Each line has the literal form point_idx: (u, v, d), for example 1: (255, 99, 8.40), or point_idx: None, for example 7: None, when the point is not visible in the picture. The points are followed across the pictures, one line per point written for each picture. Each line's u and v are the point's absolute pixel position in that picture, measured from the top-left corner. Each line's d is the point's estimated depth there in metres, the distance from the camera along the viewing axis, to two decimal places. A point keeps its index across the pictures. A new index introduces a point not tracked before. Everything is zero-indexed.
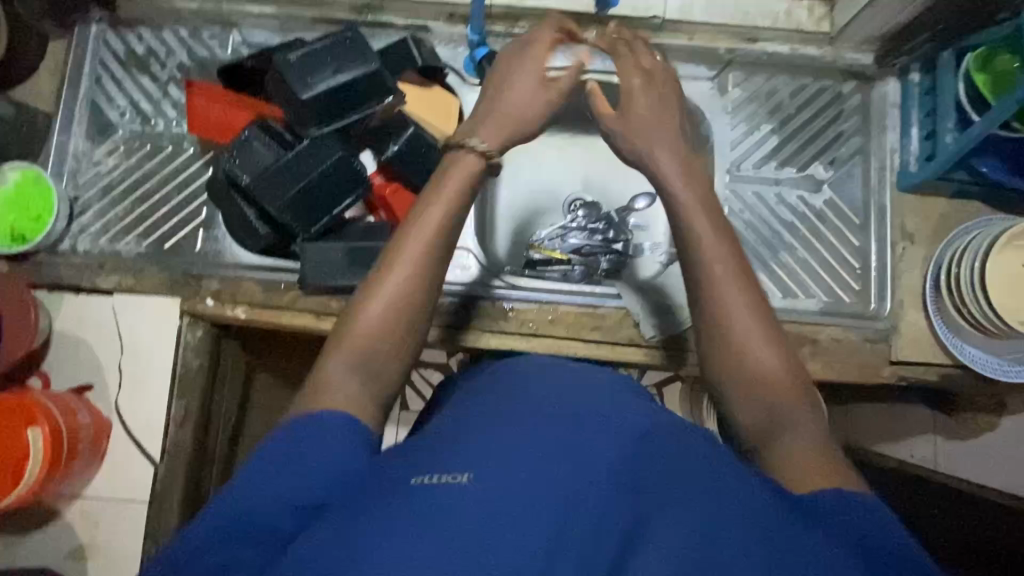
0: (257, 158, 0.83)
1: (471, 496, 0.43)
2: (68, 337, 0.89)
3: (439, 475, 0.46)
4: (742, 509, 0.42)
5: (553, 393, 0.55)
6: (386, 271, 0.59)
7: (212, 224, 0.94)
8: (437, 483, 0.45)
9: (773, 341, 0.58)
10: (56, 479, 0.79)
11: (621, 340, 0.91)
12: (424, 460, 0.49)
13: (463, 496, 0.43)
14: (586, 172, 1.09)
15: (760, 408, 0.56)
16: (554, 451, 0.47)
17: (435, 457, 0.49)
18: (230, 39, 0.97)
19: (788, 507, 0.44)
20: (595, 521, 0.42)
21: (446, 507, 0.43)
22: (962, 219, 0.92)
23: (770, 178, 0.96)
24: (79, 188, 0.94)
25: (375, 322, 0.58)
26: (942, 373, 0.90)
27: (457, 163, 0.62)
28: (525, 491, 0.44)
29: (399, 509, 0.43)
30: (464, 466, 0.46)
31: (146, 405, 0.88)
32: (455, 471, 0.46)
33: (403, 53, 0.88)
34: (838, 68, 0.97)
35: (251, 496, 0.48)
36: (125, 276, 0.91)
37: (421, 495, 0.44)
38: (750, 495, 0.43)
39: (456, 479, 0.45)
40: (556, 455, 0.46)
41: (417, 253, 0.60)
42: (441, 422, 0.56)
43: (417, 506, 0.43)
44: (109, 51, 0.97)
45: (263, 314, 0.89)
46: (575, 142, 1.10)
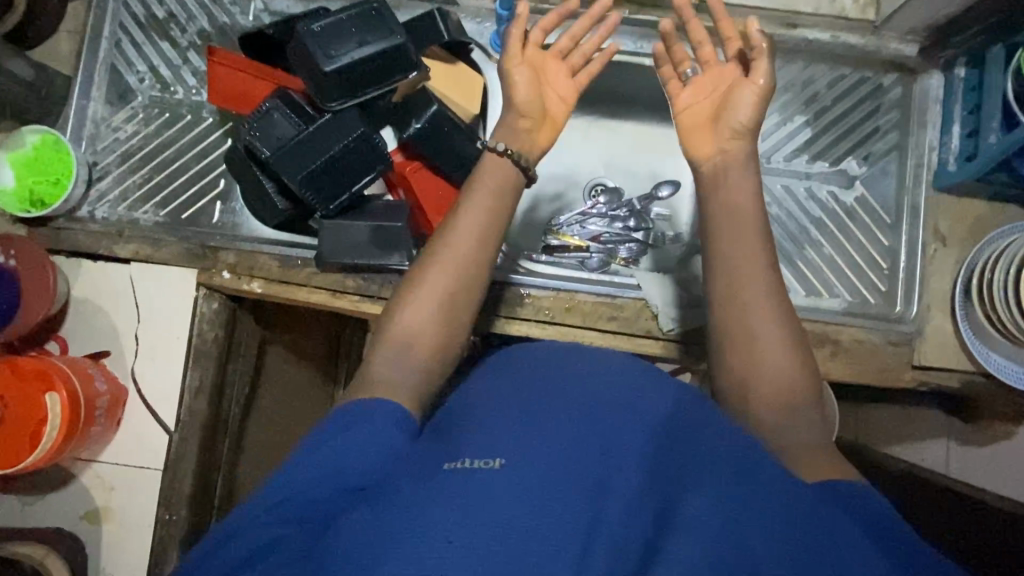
0: (277, 131, 0.81)
1: (504, 481, 0.44)
2: (85, 304, 0.89)
3: (471, 462, 0.46)
4: (777, 499, 0.43)
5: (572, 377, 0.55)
6: (429, 270, 0.62)
7: (230, 196, 0.94)
8: (471, 468, 0.45)
9: (784, 333, 0.59)
10: (72, 444, 0.80)
11: (637, 332, 0.89)
12: (456, 445, 0.49)
13: (497, 481, 0.44)
14: (609, 156, 1.07)
15: (772, 404, 0.56)
16: (583, 437, 0.47)
17: (467, 443, 0.49)
18: (253, 6, 0.95)
19: (821, 502, 0.44)
20: (633, 509, 0.42)
21: (481, 491, 0.43)
22: (998, 222, 0.89)
23: (801, 172, 0.93)
24: (98, 154, 0.94)
25: (418, 321, 0.60)
26: (964, 381, 0.88)
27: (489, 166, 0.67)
28: (559, 476, 0.44)
29: (435, 492, 0.43)
30: (495, 453, 0.47)
31: (162, 374, 0.88)
32: (486, 456, 0.46)
33: (429, 24, 0.84)
34: (880, 58, 0.92)
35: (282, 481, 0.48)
36: (143, 245, 0.91)
37: (456, 480, 0.44)
38: (783, 486, 0.44)
39: (488, 464, 0.45)
40: (585, 442, 0.47)
41: (458, 253, 0.62)
42: (464, 406, 0.57)
43: (453, 490, 0.43)
44: (129, 14, 0.95)
45: (279, 290, 0.89)
46: (599, 124, 1.07)
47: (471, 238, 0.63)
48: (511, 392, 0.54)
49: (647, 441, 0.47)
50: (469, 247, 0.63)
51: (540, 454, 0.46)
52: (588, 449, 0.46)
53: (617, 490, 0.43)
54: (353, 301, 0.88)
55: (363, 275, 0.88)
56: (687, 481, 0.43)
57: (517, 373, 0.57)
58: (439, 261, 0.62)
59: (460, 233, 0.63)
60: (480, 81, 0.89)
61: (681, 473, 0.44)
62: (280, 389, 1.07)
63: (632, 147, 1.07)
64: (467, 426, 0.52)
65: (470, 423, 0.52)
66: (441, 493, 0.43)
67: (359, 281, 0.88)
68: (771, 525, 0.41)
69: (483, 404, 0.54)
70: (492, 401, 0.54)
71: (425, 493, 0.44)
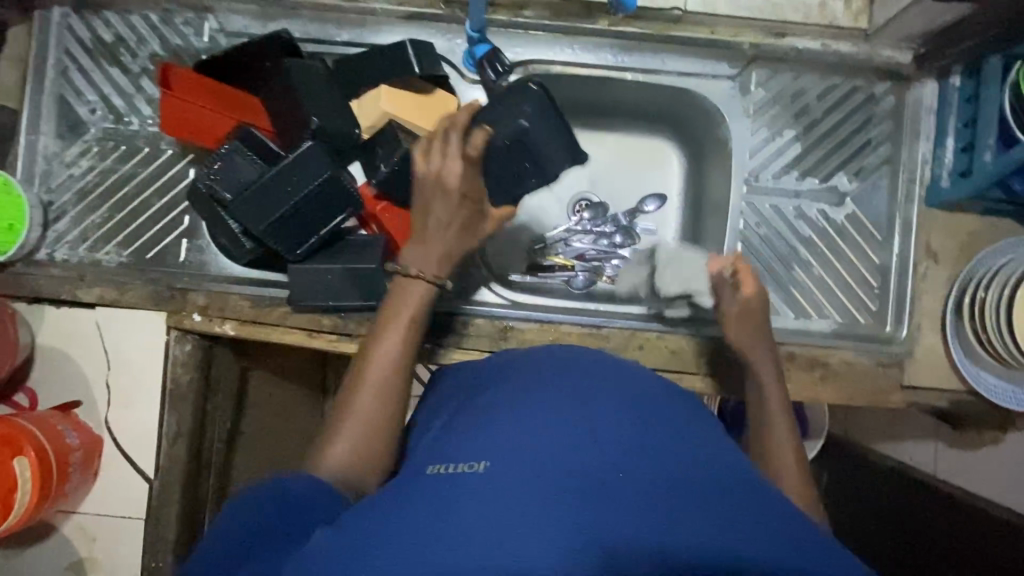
0: (240, 174, 0.81)
1: (486, 482, 0.46)
2: (48, 353, 0.85)
3: (456, 466, 0.50)
4: (754, 521, 0.45)
5: (573, 373, 0.58)
6: (357, 398, 0.66)
7: (196, 233, 0.89)
8: (456, 473, 0.49)
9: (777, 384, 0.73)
10: (48, 503, 0.77)
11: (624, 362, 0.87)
12: (447, 451, 0.53)
13: (475, 483, 0.47)
14: (594, 170, 1.01)
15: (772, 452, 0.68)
16: (566, 437, 0.49)
17: (458, 449, 0.52)
18: (206, 26, 0.89)
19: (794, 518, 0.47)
20: (611, 509, 0.44)
21: (463, 490, 0.46)
22: (989, 238, 0.87)
23: (790, 190, 0.90)
24: (53, 193, 0.89)
25: (353, 445, 0.63)
26: (954, 400, 0.87)
27: (406, 291, 0.72)
28: (537, 473, 0.46)
29: (422, 497, 0.47)
30: (480, 457, 0.49)
31: (135, 422, 0.85)
32: (472, 461, 0.49)
33: (400, 56, 0.81)
34: (872, 66, 0.88)
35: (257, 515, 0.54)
36: (107, 288, 0.87)
37: (443, 485, 0.48)
38: (763, 512, 0.46)
39: (473, 468, 0.48)
40: (568, 441, 0.48)
41: (375, 380, 0.67)
42: (469, 408, 0.60)
43: (432, 491, 0.47)
44: (75, 39, 0.89)
45: (252, 331, 0.86)
46: (584, 135, 1.01)
47: (382, 360, 0.68)
48: (499, 400, 0.58)
49: (621, 438, 0.49)
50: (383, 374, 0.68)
51: (526, 456, 0.48)
52: (561, 445, 0.48)
53: (586, 484, 0.45)
54: (329, 341, 0.85)
55: (340, 313, 0.85)
56: (647, 481, 0.46)
57: (507, 384, 0.60)
58: (359, 389, 0.67)
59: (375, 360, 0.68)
60: (454, 103, 0.85)
61: (646, 472, 0.47)
62: (271, 410, 1.04)
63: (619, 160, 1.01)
64: (472, 426, 0.55)
65: (474, 423, 0.55)
66: (427, 496, 0.47)
67: (335, 319, 0.85)
68: (705, 525, 0.43)
69: (476, 412, 0.57)
70: (483, 406, 0.58)
71: (413, 497, 0.47)
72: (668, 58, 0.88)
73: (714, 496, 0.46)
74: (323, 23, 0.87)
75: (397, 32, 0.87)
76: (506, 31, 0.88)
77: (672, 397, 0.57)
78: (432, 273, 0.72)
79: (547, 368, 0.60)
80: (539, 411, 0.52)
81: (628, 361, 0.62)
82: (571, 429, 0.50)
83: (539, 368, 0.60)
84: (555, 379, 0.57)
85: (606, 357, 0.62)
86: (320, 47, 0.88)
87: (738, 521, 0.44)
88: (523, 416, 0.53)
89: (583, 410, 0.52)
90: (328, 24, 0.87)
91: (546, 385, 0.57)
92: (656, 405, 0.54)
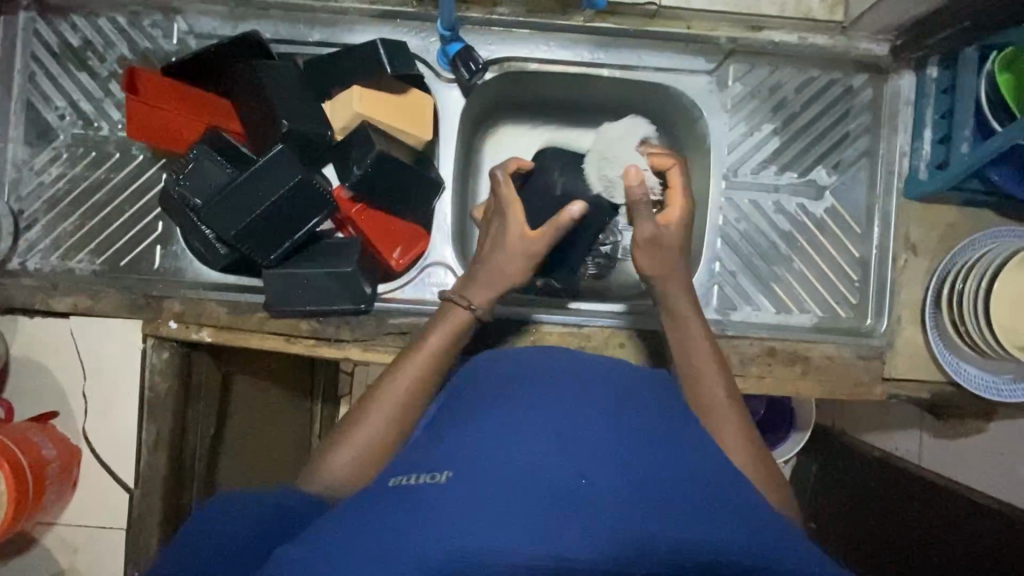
0: (210, 178, 0.80)
1: (449, 491, 0.45)
2: (21, 365, 0.83)
3: (421, 476, 0.48)
4: (717, 526, 0.44)
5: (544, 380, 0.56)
6: (367, 414, 0.65)
7: (170, 239, 0.88)
8: (416, 484, 0.47)
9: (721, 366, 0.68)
10: (25, 516, 0.76)
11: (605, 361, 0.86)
12: (409, 461, 0.52)
13: (441, 494, 0.45)
14: None
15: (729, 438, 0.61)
16: (535, 445, 0.48)
17: (420, 460, 0.51)
18: (175, 28, 0.87)
19: (764, 519, 0.46)
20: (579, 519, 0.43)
21: (428, 502, 0.44)
22: (968, 228, 0.87)
23: (770, 185, 0.90)
24: (23, 202, 0.88)
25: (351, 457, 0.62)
26: (935, 391, 0.87)
27: (447, 317, 0.72)
28: (504, 485, 0.45)
29: (384, 509, 0.45)
30: (442, 466, 0.48)
31: (114, 431, 0.83)
32: (433, 471, 0.48)
33: (371, 56, 0.79)
34: (849, 59, 0.88)
35: (223, 526, 0.53)
36: (81, 297, 0.86)
37: (404, 496, 0.46)
38: (733, 517, 0.45)
39: (435, 478, 0.47)
40: (536, 450, 0.47)
41: (403, 397, 0.67)
42: (438, 420, 0.58)
43: (396, 504, 0.45)
44: (41, 43, 0.88)
45: (228, 337, 0.84)
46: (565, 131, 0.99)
47: (413, 380, 0.68)
48: (467, 410, 0.56)
49: (585, 442, 0.48)
50: (413, 394, 0.67)
51: (493, 470, 0.46)
52: (524, 454, 0.47)
53: (555, 494, 0.44)
54: (308, 345, 0.84)
55: (319, 317, 0.85)
56: (619, 494, 0.45)
57: (473, 394, 0.59)
58: (386, 403, 0.66)
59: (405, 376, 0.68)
60: (428, 102, 0.84)
61: (609, 476, 0.46)
62: (254, 415, 1.02)
63: None
64: (441, 439, 0.53)
65: (443, 437, 0.53)
66: (388, 508, 0.45)
67: (314, 324, 0.85)
68: (667, 530, 0.43)
69: (440, 427, 0.56)
70: (451, 418, 0.57)
71: (376, 508, 0.45)
72: (644, 54, 0.88)
73: (677, 500, 0.45)
74: (295, 24, 0.86)
75: (369, 31, 0.86)
76: (481, 28, 0.87)
77: (638, 396, 0.56)
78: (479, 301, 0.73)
79: (516, 376, 0.58)
80: (509, 421, 0.51)
81: (596, 359, 0.61)
82: (535, 435, 0.49)
83: (504, 377, 0.59)
84: (520, 390, 0.56)
85: (577, 355, 0.61)
86: (292, 48, 0.86)
87: (700, 524, 0.44)
88: (487, 425, 0.51)
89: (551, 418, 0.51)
90: (299, 24, 0.86)
91: (512, 393, 0.56)
92: (632, 412, 0.53)
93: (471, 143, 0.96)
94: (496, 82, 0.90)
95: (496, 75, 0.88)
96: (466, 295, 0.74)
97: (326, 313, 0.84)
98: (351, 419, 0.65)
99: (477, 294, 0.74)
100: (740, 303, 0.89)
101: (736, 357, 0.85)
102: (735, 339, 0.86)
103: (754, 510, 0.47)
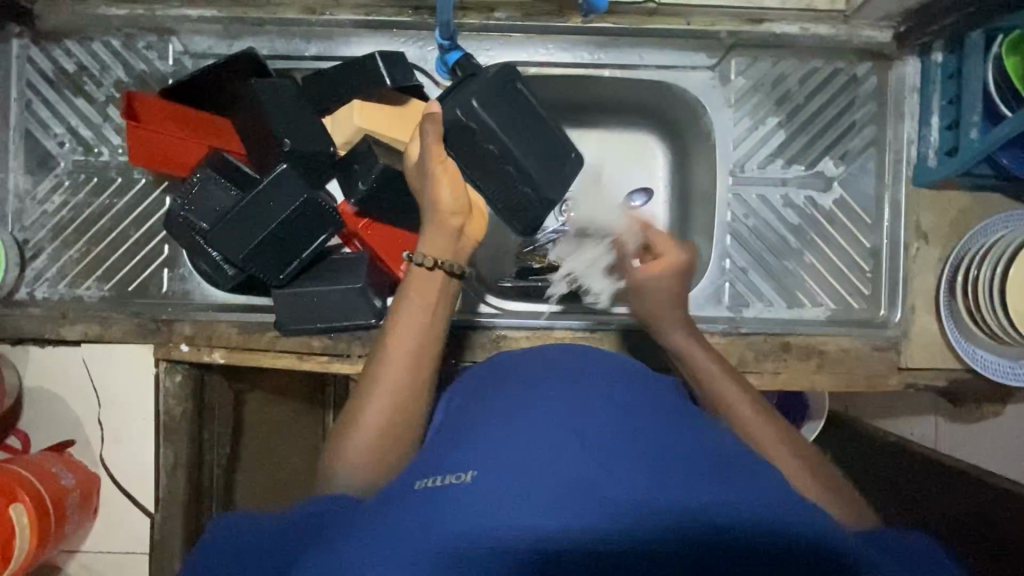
0: (214, 201, 0.80)
1: (474, 493, 0.44)
2: (35, 396, 0.83)
3: (442, 477, 0.47)
4: (753, 499, 0.43)
5: (556, 379, 0.56)
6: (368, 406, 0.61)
7: (176, 262, 0.88)
8: (442, 486, 0.45)
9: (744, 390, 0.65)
10: (48, 548, 0.75)
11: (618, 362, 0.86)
12: (431, 462, 0.50)
13: (462, 494, 0.44)
14: (593, 164, 0.98)
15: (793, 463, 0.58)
16: (554, 438, 0.47)
17: (442, 460, 0.49)
18: (170, 48, 0.86)
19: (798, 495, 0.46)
20: (606, 509, 0.42)
21: (450, 503, 0.44)
22: (978, 214, 0.86)
23: (776, 178, 0.89)
24: (27, 231, 0.88)
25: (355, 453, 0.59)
26: (952, 378, 0.86)
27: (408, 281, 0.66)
28: (526, 485, 0.44)
29: (410, 513, 0.43)
30: (467, 466, 0.47)
31: (132, 457, 0.83)
32: (458, 471, 0.47)
33: (370, 69, 0.78)
34: (853, 47, 0.87)
35: (233, 551, 0.52)
36: (91, 325, 0.86)
37: (429, 500, 0.44)
38: (764, 491, 0.44)
39: (460, 479, 0.46)
40: (556, 442, 0.47)
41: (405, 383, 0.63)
42: (458, 418, 0.57)
43: (418, 506, 0.44)
44: (37, 71, 0.87)
45: (241, 358, 0.84)
46: (578, 129, 0.98)
47: (410, 353, 0.64)
48: (489, 409, 0.55)
49: (608, 435, 0.48)
50: (415, 366, 0.64)
51: (512, 465, 0.46)
52: (550, 448, 0.47)
53: (580, 486, 0.43)
54: (321, 362, 0.84)
55: (330, 333, 0.85)
56: (644, 480, 0.44)
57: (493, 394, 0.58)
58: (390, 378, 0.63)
59: (398, 345, 0.63)
60: None
61: (635, 468, 0.45)
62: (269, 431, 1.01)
63: (620, 150, 0.98)
64: (458, 437, 0.52)
65: (459, 437, 0.52)
66: (414, 511, 0.44)
67: (326, 341, 0.85)
68: (692, 517, 0.42)
69: (461, 425, 0.55)
70: (469, 418, 0.56)
71: (401, 513, 0.44)
72: (645, 52, 0.87)
73: (705, 477, 0.45)
74: (290, 39, 0.85)
75: (366, 44, 0.85)
76: (478, 33, 0.86)
77: (652, 389, 0.57)
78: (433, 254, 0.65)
79: (531, 372, 0.59)
80: (527, 420, 0.51)
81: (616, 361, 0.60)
82: (557, 434, 0.48)
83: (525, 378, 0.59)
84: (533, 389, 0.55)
85: (593, 357, 0.61)
86: (289, 64, 0.86)
87: (729, 507, 0.42)
88: (506, 426, 0.51)
89: (568, 414, 0.50)
90: (295, 39, 0.85)
91: (533, 391, 0.55)
92: (652, 408, 0.53)
93: None
94: None
95: None
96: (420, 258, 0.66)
97: (335, 329, 0.83)
98: (356, 409, 0.62)
99: (431, 250, 0.66)
100: (752, 299, 0.89)
101: (750, 354, 0.85)
102: (748, 336, 0.85)
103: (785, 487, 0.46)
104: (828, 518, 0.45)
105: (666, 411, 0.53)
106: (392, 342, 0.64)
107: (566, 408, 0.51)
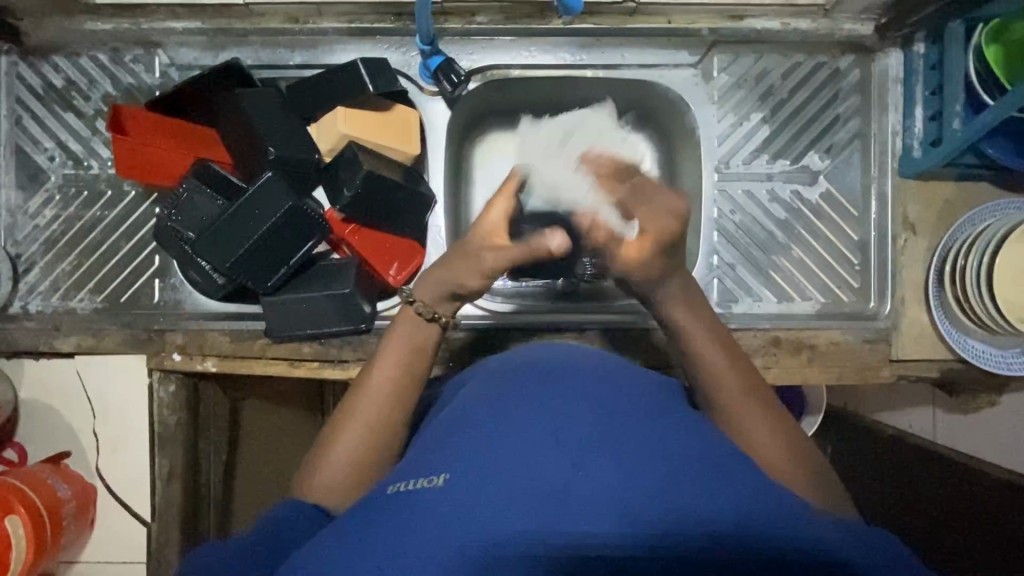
0: (201, 211, 0.81)
1: (444, 497, 0.44)
2: (32, 408, 0.84)
3: (417, 482, 0.47)
4: (726, 500, 0.43)
5: (530, 380, 0.55)
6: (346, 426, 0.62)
7: (167, 272, 0.89)
8: (414, 490, 0.46)
9: (727, 349, 0.60)
10: (45, 559, 0.76)
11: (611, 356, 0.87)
12: (410, 466, 0.50)
13: (434, 498, 0.44)
14: None
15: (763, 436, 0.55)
16: (520, 440, 0.47)
17: (420, 464, 0.50)
18: (156, 61, 0.87)
19: (775, 492, 0.46)
20: (574, 513, 0.42)
21: (421, 507, 0.44)
22: (966, 205, 0.86)
23: (762, 173, 0.90)
24: (19, 245, 0.88)
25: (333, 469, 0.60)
26: (945, 369, 0.86)
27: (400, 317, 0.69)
28: (492, 489, 0.44)
29: (384, 520, 0.44)
30: (442, 469, 0.47)
31: (129, 467, 0.83)
32: (431, 475, 0.47)
33: (353, 76, 0.79)
34: (835, 40, 0.87)
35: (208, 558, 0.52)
36: (85, 336, 0.86)
37: (403, 505, 0.45)
38: (738, 489, 0.44)
39: (433, 482, 0.46)
40: (524, 444, 0.47)
41: (383, 401, 0.63)
42: (440, 420, 0.57)
43: (392, 513, 0.45)
44: (25, 87, 0.88)
45: (233, 365, 0.85)
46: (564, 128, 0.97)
47: (391, 380, 0.65)
48: (465, 412, 0.54)
49: (580, 433, 0.47)
50: (396, 395, 0.64)
51: (478, 469, 0.45)
52: (521, 450, 0.46)
53: (548, 488, 0.43)
54: (312, 368, 0.85)
55: (320, 339, 0.85)
56: (611, 479, 0.43)
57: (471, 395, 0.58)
58: (368, 402, 0.63)
59: (384, 370, 0.65)
60: (415, 117, 0.84)
61: (610, 467, 0.44)
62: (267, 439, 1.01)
63: None
64: (434, 442, 0.52)
65: (437, 440, 0.53)
66: (385, 522, 0.44)
67: (317, 347, 0.85)
68: (665, 520, 0.41)
69: (438, 429, 0.55)
70: (448, 421, 0.55)
71: (375, 524, 0.45)
72: (627, 51, 0.87)
73: (677, 471, 0.45)
74: (275, 48, 0.86)
75: (349, 51, 0.86)
76: (460, 38, 0.86)
77: (627, 385, 0.55)
78: (430, 304, 0.68)
79: (510, 376, 0.58)
80: (498, 424, 0.50)
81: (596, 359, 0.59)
82: (534, 434, 0.47)
83: (502, 380, 0.58)
84: (507, 393, 0.54)
85: (569, 357, 0.60)
86: (274, 73, 0.87)
87: (701, 510, 0.42)
88: (484, 429, 0.50)
89: (538, 413, 0.50)
90: (280, 49, 0.86)
91: (512, 391, 0.54)
92: (627, 401, 0.52)
93: (460, 151, 0.94)
94: (480, 92, 0.89)
95: (479, 84, 0.88)
96: (416, 295, 0.69)
97: (324, 335, 0.84)
98: (334, 431, 0.62)
99: (427, 293, 0.68)
100: (741, 295, 0.89)
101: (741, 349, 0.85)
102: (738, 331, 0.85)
103: (767, 485, 0.46)
104: (802, 513, 0.44)
105: (638, 403, 0.53)
106: (375, 370, 0.66)
107: (535, 409, 0.50)
